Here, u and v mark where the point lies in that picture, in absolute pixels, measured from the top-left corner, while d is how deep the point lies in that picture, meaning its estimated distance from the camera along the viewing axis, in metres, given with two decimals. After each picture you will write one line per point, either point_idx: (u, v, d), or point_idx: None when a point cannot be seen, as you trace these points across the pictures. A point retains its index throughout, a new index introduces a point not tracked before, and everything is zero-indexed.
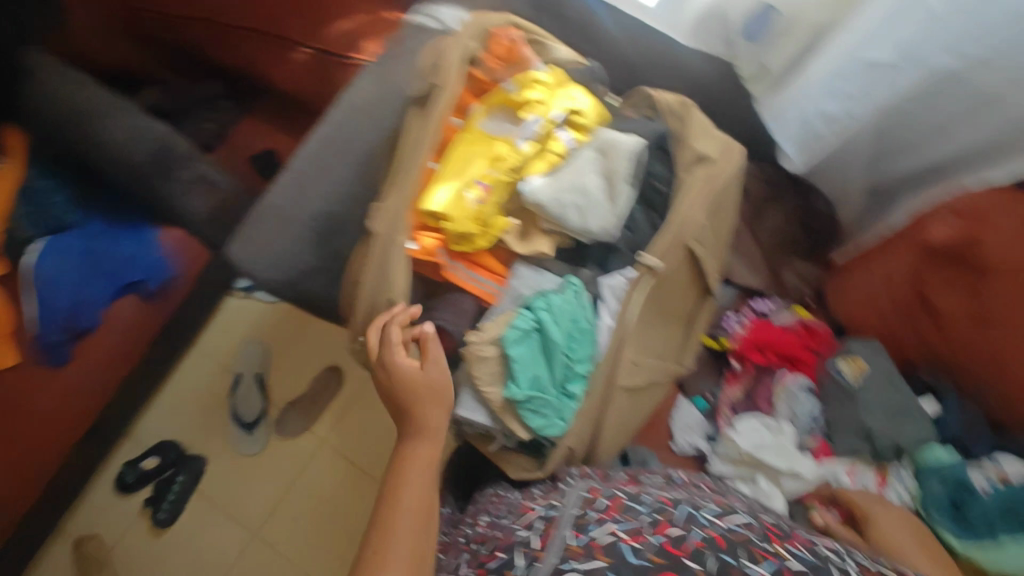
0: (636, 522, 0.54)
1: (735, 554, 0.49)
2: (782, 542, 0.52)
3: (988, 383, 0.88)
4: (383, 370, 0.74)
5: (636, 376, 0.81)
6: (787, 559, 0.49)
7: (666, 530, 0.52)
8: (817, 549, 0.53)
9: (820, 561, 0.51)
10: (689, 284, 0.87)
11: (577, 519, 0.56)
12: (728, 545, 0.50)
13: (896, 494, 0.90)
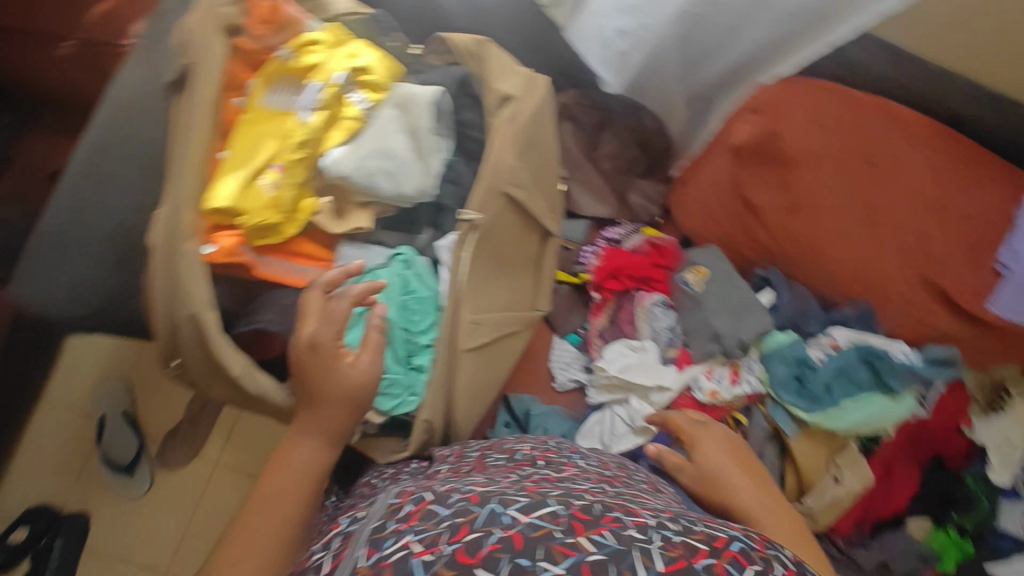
0: (436, 529, 0.51)
1: (531, 555, 0.47)
2: (586, 529, 0.50)
3: (812, 266, 0.94)
4: (305, 346, 0.69)
5: (478, 336, 0.79)
6: (583, 551, 0.48)
7: (463, 535, 0.49)
8: (623, 525, 0.52)
9: (621, 543, 0.49)
10: (519, 230, 0.85)
11: (375, 533, 0.52)
12: (526, 546, 0.48)
13: (748, 383, 0.95)
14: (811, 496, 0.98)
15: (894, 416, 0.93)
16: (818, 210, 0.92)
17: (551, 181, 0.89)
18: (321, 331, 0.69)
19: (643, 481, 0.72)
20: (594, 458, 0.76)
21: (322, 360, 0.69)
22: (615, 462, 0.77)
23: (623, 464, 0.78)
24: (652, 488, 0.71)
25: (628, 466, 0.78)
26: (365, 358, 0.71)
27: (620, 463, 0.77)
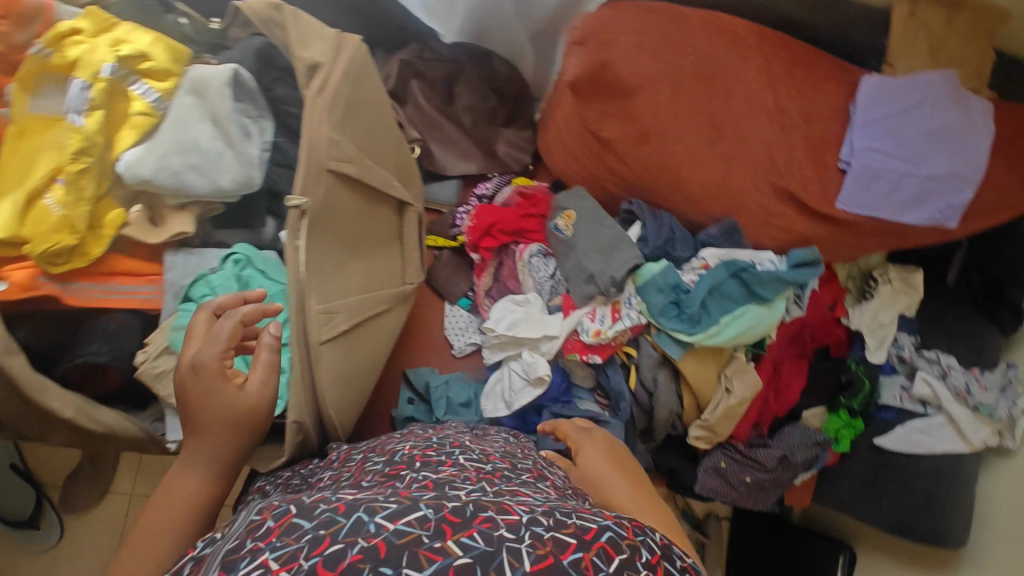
0: (296, 544, 0.45)
1: (395, 564, 0.44)
2: (457, 529, 0.47)
3: (671, 191, 0.95)
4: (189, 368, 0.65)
5: (332, 326, 0.75)
6: (454, 554, 0.45)
7: (324, 548, 0.45)
8: (497, 519, 0.49)
9: (494, 541, 0.47)
10: (362, 205, 0.80)
11: (228, 555, 0.46)
12: (389, 554, 0.44)
13: (629, 317, 0.95)
14: (708, 411, 1.04)
15: (767, 321, 0.98)
16: (666, 133, 0.89)
17: (390, 148, 0.84)
18: (205, 349, 0.64)
19: (525, 470, 0.70)
20: (478, 448, 0.73)
21: (207, 381, 0.64)
22: (500, 451, 0.75)
23: (508, 453, 0.75)
24: (536, 477, 0.69)
25: (513, 453, 0.76)
26: (254, 379, 0.66)
27: (503, 453, 0.74)
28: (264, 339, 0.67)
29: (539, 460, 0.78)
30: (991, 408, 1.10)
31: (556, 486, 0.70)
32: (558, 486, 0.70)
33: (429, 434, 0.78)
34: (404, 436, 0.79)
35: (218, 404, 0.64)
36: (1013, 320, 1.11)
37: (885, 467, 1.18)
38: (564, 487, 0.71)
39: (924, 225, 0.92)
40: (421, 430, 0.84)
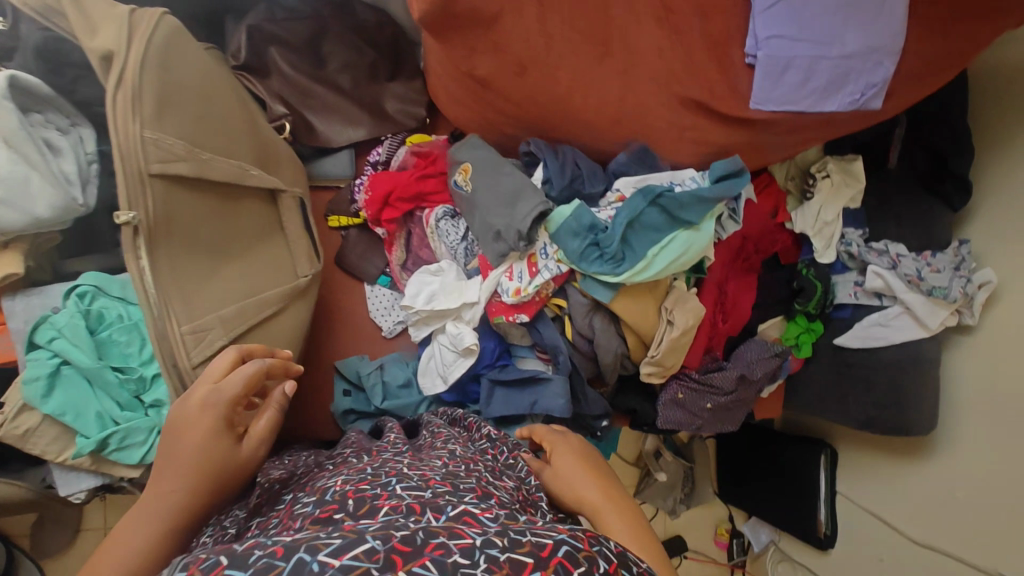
0: None
1: None
2: (411, 562, 0.44)
3: (569, 121, 0.85)
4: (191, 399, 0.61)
5: (205, 345, 0.68)
6: None
7: None
8: (453, 543, 0.46)
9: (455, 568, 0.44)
10: (215, 206, 0.72)
11: None
12: None
13: (547, 269, 0.88)
14: (654, 347, 0.99)
15: (698, 245, 0.90)
16: (551, 57, 0.77)
17: (237, 133, 0.74)
18: (229, 388, 0.62)
19: (469, 491, 0.61)
20: (416, 471, 0.64)
21: (218, 421, 0.61)
22: (442, 470, 0.66)
23: (450, 472, 0.66)
24: (480, 496, 0.61)
25: (456, 472, 0.66)
26: (261, 427, 0.65)
27: (445, 474, 0.64)
28: (275, 393, 0.68)
29: (482, 475, 0.68)
30: (946, 291, 1.03)
31: (504, 504, 0.61)
32: (504, 503, 0.62)
33: (363, 464, 0.66)
34: (331, 471, 0.68)
35: (216, 448, 0.60)
36: (959, 194, 1.05)
37: (848, 366, 1.16)
38: (512, 502, 0.63)
39: (847, 110, 0.84)
40: (349, 456, 0.72)
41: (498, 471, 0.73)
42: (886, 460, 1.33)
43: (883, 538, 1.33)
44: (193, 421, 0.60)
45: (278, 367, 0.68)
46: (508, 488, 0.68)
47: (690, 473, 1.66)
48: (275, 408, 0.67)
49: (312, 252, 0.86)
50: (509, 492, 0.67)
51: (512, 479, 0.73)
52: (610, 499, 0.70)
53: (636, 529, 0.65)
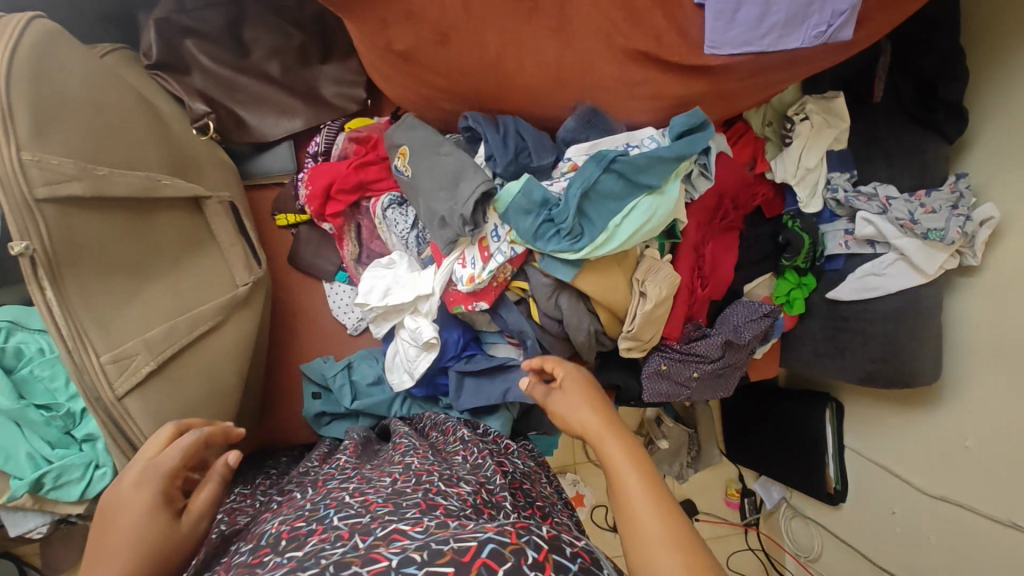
0: None
1: None
2: None
3: (507, 89, 0.78)
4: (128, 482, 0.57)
5: (130, 373, 0.64)
6: None
7: None
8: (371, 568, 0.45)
9: None
10: (128, 226, 0.67)
11: None
12: None
13: (500, 253, 0.82)
14: (628, 322, 0.93)
15: (664, 209, 0.82)
16: (473, 21, 0.70)
17: (140, 145, 0.69)
18: (168, 459, 0.58)
19: (412, 507, 0.58)
20: (358, 497, 0.60)
21: (156, 496, 0.56)
22: (388, 489, 0.63)
23: (395, 490, 0.63)
24: (424, 511, 0.58)
25: (402, 490, 0.63)
26: (201, 505, 0.59)
27: (388, 494, 0.61)
28: (217, 465, 0.63)
29: (433, 485, 0.65)
30: (942, 232, 0.94)
31: (450, 513, 0.59)
32: (452, 513, 0.60)
33: (303, 500, 0.62)
34: (271, 511, 0.65)
35: (154, 526, 0.54)
36: (954, 123, 0.95)
37: (844, 320, 1.09)
38: (460, 508, 0.61)
39: (811, 45, 0.75)
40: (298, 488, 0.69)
41: (454, 476, 0.70)
42: (892, 412, 1.27)
43: (893, 491, 1.28)
44: (129, 500, 0.55)
45: (218, 436, 0.64)
46: (461, 494, 0.65)
47: (694, 436, 1.61)
48: (218, 479, 0.62)
49: (249, 259, 0.82)
50: (462, 498, 0.64)
51: (469, 481, 0.70)
52: (609, 426, 0.66)
53: (632, 451, 0.61)
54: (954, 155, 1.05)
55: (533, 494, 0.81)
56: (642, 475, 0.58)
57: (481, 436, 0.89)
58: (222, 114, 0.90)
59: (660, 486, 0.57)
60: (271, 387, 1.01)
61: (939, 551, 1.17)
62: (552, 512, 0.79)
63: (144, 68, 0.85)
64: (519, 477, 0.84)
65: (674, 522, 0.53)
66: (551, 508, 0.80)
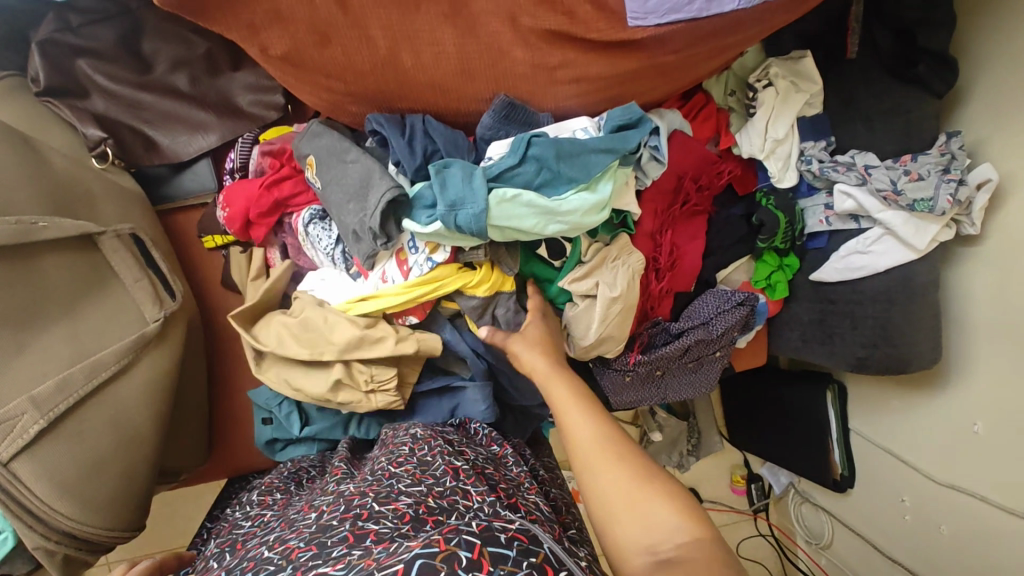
0: None
1: None
2: None
3: (409, 84, 0.70)
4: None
5: (14, 437, 0.60)
6: None
7: None
8: None
9: None
10: (9, 278, 0.62)
11: None
12: None
13: (417, 266, 0.77)
14: (393, 382, 0.81)
15: (593, 214, 0.71)
16: (352, 16, 0.63)
17: (9, 183, 0.65)
18: None
19: (338, 544, 0.53)
20: (278, 548, 0.56)
21: None
22: (312, 528, 0.58)
23: (321, 527, 0.58)
24: (352, 545, 0.53)
25: (328, 524, 0.58)
26: None
27: (312, 534, 0.56)
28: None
29: (364, 509, 0.60)
30: (931, 202, 0.83)
31: (383, 537, 0.54)
32: (384, 537, 0.55)
33: (220, 568, 0.58)
34: None
35: None
36: (939, 76, 0.84)
37: (831, 304, 0.99)
38: (394, 530, 0.56)
39: (752, 5, 0.64)
40: (217, 557, 0.63)
41: (392, 491, 0.64)
42: (894, 394, 1.17)
43: (900, 477, 1.18)
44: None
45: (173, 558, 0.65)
46: (398, 509, 0.60)
47: (693, 425, 1.53)
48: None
49: (158, 294, 0.76)
50: (399, 515, 0.59)
51: (412, 491, 0.64)
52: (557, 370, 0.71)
53: (577, 399, 0.65)
54: (946, 110, 0.93)
55: (497, 477, 0.74)
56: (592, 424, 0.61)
57: (437, 429, 0.84)
58: (127, 138, 0.84)
59: (609, 425, 0.61)
60: (221, 416, 0.96)
61: (951, 542, 1.08)
62: (518, 493, 0.71)
63: (34, 95, 0.80)
64: (482, 462, 0.77)
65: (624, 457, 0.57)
66: (517, 489, 0.73)
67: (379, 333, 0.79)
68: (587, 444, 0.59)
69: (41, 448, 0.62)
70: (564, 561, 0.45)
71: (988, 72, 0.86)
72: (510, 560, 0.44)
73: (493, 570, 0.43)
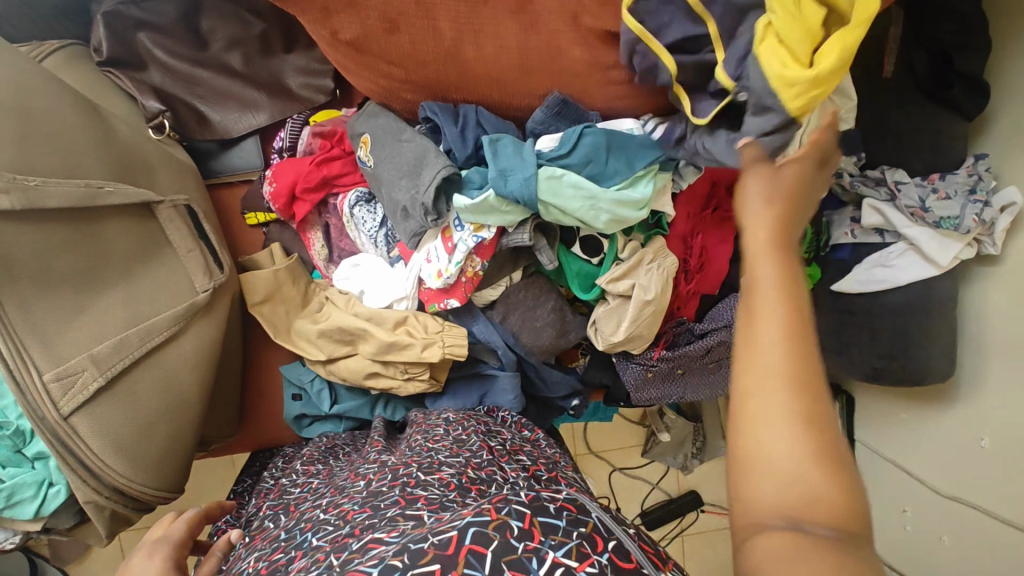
0: None
1: None
2: None
3: (466, 76, 0.73)
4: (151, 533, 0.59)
5: (76, 391, 0.63)
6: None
7: None
8: (391, 559, 0.44)
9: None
10: (75, 240, 0.64)
11: None
12: None
13: (462, 243, 0.76)
14: (427, 373, 0.87)
15: (630, 209, 0.73)
16: (422, 6, 0.66)
17: (79, 149, 0.67)
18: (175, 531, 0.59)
19: (391, 506, 0.56)
20: (333, 511, 0.58)
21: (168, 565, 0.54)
22: (363, 493, 0.61)
23: (372, 492, 0.60)
24: (406, 507, 0.55)
25: (380, 489, 0.61)
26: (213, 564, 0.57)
27: (365, 498, 0.59)
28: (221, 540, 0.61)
29: (411, 477, 0.62)
30: (957, 221, 0.87)
31: (432, 501, 0.57)
32: (434, 501, 0.57)
33: (275, 530, 0.60)
34: (247, 544, 0.61)
35: None
36: (972, 99, 0.86)
37: (850, 314, 1.01)
38: (442, 496, 0.58)
39: None
40: (272, 519, 0.67)
41: (434, 462, 0.67)
42: (903, 407, 1.20)
43: (903, 488, 1.21)
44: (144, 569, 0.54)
45: (215, 510, 0.67)
46: (443, 478, 0.62)
47: (699, 428, 1.57)
48: (221, 556, 0.59)
49: (208, 264, 0.77)
50: (444, 483, 0.62)
51: (452, 462, 0.67)
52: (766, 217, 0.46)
53: (787, 293, 0.42)
54: (974, 133, 0.95)
55: (534, 454, 0.77)
56: (790, 346, 0.40)
57: (470, 413, 0.87)
58: (181, 111, 0.86)
59: (813, 347, 0.40)
60: (251, 390, 0.98)
61: (952, 553, 1.11)
62: (556, 469, 0.74)
63: (95, 65, 0.82)
64: (518, 442, 0.80)
65: (814, 410, 0.38)
66: (555, 465, 0.76)
67: (408, 340, 0.83)
68: (768, 368, 0.40)
69: (98, 406, 0.65)
70: (613, 530, 0.47)
71: (1017, 99, 0.88)
72: (561, 530, 0.45)
73: (545, 540, 0.44)
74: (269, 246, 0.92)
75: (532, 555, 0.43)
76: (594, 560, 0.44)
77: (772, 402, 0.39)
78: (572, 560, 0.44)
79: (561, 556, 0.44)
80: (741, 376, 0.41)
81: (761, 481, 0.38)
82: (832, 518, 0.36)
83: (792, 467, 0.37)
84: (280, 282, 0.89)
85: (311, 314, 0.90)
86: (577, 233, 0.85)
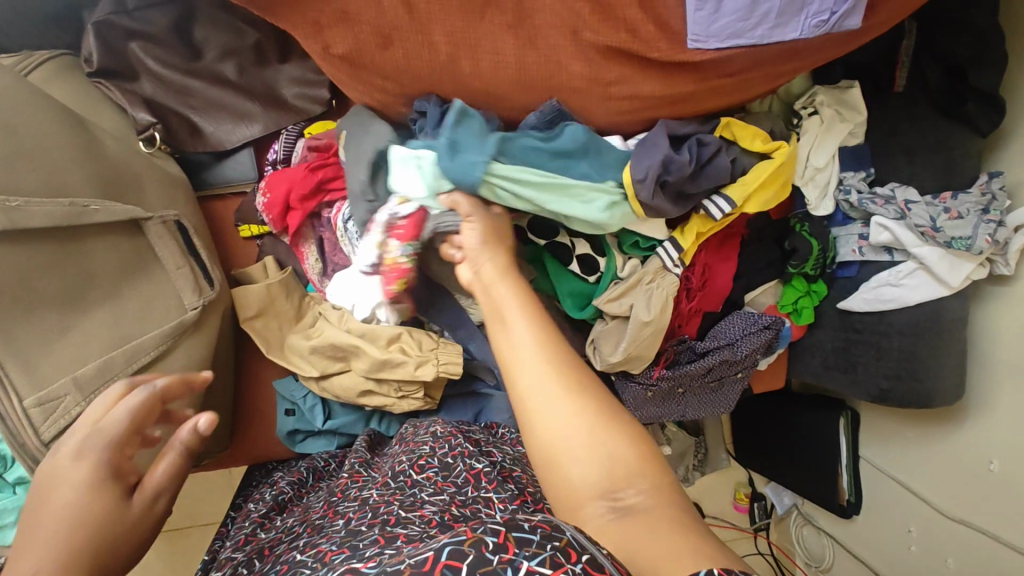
0: None
1: None
2: None
3: (462, 90, 0.71)
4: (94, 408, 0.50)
5: (58, 416, 0.61)
6: None
7: None
8: None
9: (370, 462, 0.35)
10: (56, 258, 0.62)
11: None
12: None
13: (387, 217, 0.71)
14: (421, 391, 0.85)
15: (588, 203, 0.71)
16: (417, 19, 0.64)
17: (66, 166, 0.65)
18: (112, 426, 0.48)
19: (370, 545, 0.54)
20: (310, 553, 0.56)
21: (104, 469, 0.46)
22: (341, 534, 0.59)
23: (350, 533, 0.59)
24: (385, 545, 0.53)
25: (356, 531, 0.59)
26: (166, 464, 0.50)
27: (342, 539, 0.57)
28: (183, 430, 0.51)
29: (391, 515, 0.61)
30: (969, 241, 0.83)
31: (413, 538, 0.55)
32: (413, 539, 0.55)
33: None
34: None
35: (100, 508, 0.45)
36: (985, 116, 0.84)
37: (856, 332, 0.99)
38: (421, 534, 0.57)
39: (813, 35, 0.63)
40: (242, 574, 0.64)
41: (416, 501, 0.65)
42: (909, 426, 1.17)
43: (909, 507, 1.18)
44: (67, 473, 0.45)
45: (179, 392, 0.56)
46: (424, 516, 0.61)
47: (701, 441, 1.54)
48: (179, 450, 0.51)
49: (197, 281, 0.76)
50: (426, 521, 0.60)
51: (436, 501, 0.65)
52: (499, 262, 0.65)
53: (537, 330, 0.58)
54: (986, 148, 0.92)
55: (525, 480, 0.75)
56: (555, 374, 0.55)
57: (461, 426, 0.84)
58: (173, 122, 0.84)
59: (569, 364, 0.56)
60: (243, 403, 0.96)
61: None
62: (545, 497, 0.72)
63: (85, 75, 0.81)
64: (509, 464, 0.78)
65: (594, 409, 0.53)
66: None
67: (401, 358, 0.81)
68: (549, 393, 0.54)
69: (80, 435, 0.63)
70: (588, 545, 0.42)
71: None
72: (534, 542, 0.42)
73: (519, 552, 0.41)
74: (262, 261, 0.91)
75: (507, 565, 0.41)
76: (568, 569, 0.40)
77: (565, 417, 0.53)
78: (547, 568, 0.40)
79: (534, 565, 0.41)
80: (532, 406, 0.54)
81: (582, 472, 0.51)
82: (638, 478, 0.51)
83: (593, 451, 0.51)
84: (272, 296, 0.87)
85: (305, 328, 0.88)
86: (575, 249, 0.82)
